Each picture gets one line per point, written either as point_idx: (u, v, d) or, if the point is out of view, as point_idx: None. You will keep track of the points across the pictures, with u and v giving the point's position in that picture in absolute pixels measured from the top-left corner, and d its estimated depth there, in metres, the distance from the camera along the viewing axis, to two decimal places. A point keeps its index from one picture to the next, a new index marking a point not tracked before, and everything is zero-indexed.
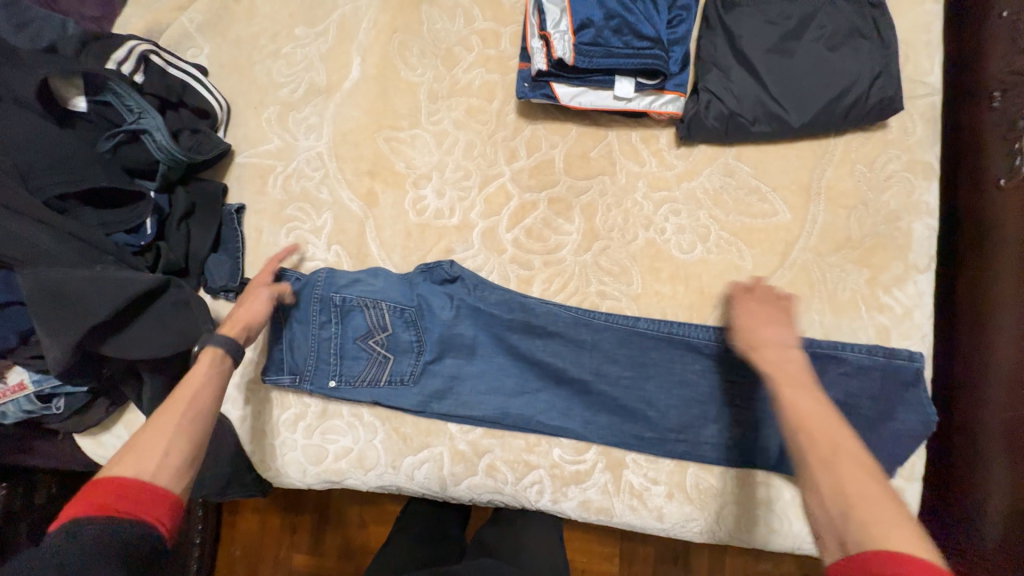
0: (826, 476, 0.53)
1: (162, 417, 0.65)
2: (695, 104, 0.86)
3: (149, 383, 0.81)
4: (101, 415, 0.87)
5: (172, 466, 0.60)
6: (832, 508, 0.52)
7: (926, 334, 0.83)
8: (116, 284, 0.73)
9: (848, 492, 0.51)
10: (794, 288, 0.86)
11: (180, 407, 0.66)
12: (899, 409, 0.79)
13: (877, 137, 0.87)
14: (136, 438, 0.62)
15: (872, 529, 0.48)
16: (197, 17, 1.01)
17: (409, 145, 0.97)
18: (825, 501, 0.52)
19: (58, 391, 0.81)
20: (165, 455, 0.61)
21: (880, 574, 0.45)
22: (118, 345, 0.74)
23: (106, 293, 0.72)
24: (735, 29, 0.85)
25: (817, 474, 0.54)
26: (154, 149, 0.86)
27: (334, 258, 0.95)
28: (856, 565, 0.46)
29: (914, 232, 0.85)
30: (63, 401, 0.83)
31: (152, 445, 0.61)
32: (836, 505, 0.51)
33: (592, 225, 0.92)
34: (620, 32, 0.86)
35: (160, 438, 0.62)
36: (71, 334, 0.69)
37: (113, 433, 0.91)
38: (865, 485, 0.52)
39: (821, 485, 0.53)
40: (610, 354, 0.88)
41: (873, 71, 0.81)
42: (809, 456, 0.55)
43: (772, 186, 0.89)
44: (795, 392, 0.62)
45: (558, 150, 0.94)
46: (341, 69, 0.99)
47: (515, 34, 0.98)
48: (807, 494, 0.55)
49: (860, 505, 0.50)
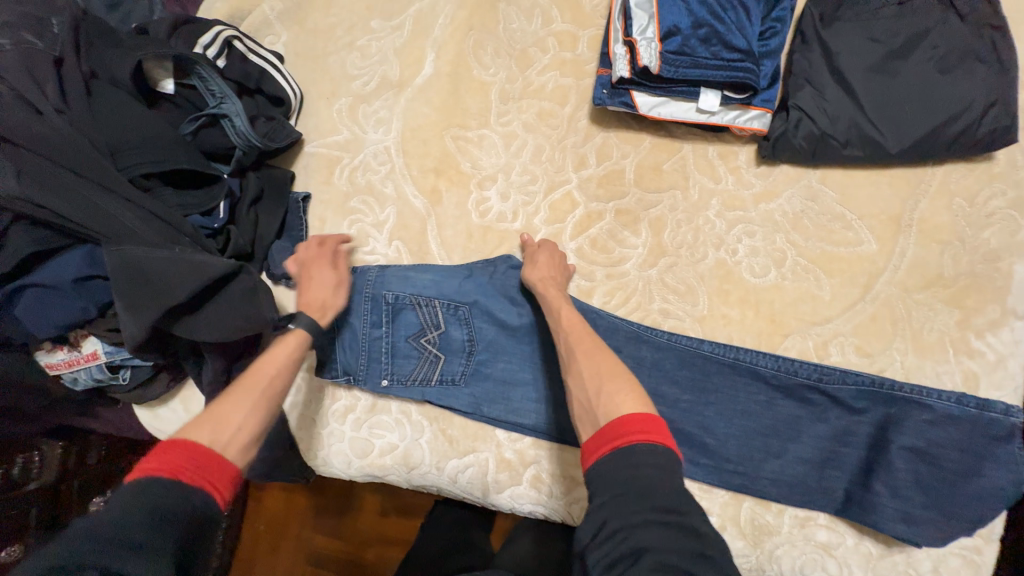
0: (587, 366, 0.67)
1: (243, 389, 0.67)
2: (784, 123, 0.82)
3: (212, 363, 0.83)
4: (161, 390, 0.89)
5: (241, 442, 0.61)
6: (589, 389, 0.64)
7: (1020, 386, 0.77)
8: (194, 268, 0.74)
9: (603, 375, 0.65)
10: (874, 324, 0.81)
11: (259, 387, 0.68)
12: (987, 465, 0.73)
13: (981, 170, 0.81)
14: (219, 404, 0.64)
15: (615, 400, 0.60)
16: (277, 5, 1.02)
17: (476, 145, 0.95)
18: (587, 385, 0.65)
19: (128, 362, 0.84)
20: (238, 430, 0.62)
21: (622, 434, 0.56)
22: (191, 326, 0.76)
23: (185, 277, 0.73)
24: (834, 45, 0.80)
25: (577, 364, 0.68)
26: (232, 135, 0.88)
27: (394, 253, 0.95)
28: (613, 432, 0.57)
29: (1016, 274, 0.79)
30: (129, 372, 0.86)
31: (233, 414, 0.63)
32: (596, 385, 0.64)
33: (660, 240, 0.89)
34: (709, 41, 0.82)
35: (235, 408, 0.64)
36: (150, 313, 0.71)
37: (169, 407, 0.94)
38: (601, 368, 0.66)
39: (585, 372, 0.66)
40: (669, 374, 0.84)
41: (987, 99, 0.75)
42: (579, 352, 0.69)
43: (858, 215, 0.84)
44: (563, 303, 0.78)
45: (629, 160, 0.91)
46: (414, 64, 0.98)
47: (593, 38, 0.95)
48: (575, 385, 0.67)
49: (612, 382, 0.63)
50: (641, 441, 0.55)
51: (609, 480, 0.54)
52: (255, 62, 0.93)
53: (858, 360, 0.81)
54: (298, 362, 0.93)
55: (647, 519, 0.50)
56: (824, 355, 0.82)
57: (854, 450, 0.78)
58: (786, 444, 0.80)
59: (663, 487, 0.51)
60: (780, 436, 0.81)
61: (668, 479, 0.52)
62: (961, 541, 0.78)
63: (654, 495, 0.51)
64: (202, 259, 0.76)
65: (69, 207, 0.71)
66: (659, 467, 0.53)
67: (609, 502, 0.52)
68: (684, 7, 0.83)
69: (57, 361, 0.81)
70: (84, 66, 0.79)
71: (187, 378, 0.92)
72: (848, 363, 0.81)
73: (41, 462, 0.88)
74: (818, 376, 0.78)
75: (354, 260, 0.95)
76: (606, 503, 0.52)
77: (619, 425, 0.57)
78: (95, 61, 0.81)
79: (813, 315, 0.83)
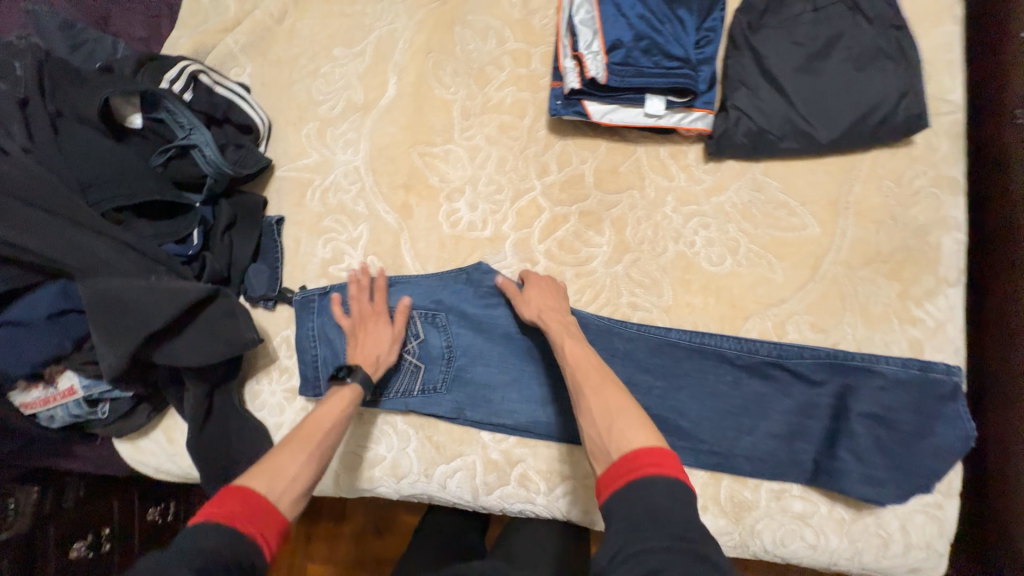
0: (597, 403, 0.69)
1: (298, 443, 0.71)
2: (725, 122, 0.89)
3: (193, 389, 0.84)
4: (142, 421, 0.89)
5: (294, 491, 0.66)
6: (600, 424, 0.67)
7: (959, 348, 0.83)
8: (170, 294, 0.76)
9: (613, 411, 0.67)
10: (825, 301, 0.87)
11: (312, 442, 0.73)
12: (937, 423, 0.79)
13: (904, 154, 0.89)
14: (275, 457, 0.69)
15: (626, 435, 0.63)
16: (241, 38, 1.06)
17: (443, 160, 1.00)
18: (599, 422, 0.67)
19: (106, 396, 0.84)
20: (291, 480, 0.66)
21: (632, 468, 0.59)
22: (170, 353, 0.76)
23: (162, 302, 0.75)
24: (762, 49, 0.88)
25: (588, 404, 0.70)
26: (203, 164, 0.89)
27: (369, 268, 0.97)
28: (624, 467, 0.60)
29: (944, 246, 0.86)
30: (108, 405, 0.86)
31: (289, 463, 0.68)
32: (605, 423, 0.66)
33: (623, 237, 0.94)
34: (650, 52, 0.89)
35: (289, 460, 0.69)
36: (128, 342, 0.72)
37: (152, 439, 0.93)
38: (610, 405, 0.68)
39: (594, 410, 0.69)
40: (641, 363, 0.89)
41: (899, 90, 0.84)
42: (586, 390, 0.72)
43: (801, 201, 0.90)
44: (571, 340, 0.79)
45: (588, 165, 0.97)
46: (377, 87, 1.03)
47: (545, 54, 1.01)
48: (586, 423, 0.69)
49: (621, 418, 0.66)
50: (657, 473, 0.58)
51: (624, 511, 0.56)
52: (221, 94, 0.96)
53: (814, 335, 0.86)
54: (279, 383, 0.94)
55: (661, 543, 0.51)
56: (782, 334, 0.87)
57: (818, 420, 0.83)
58: (755, 421, 0.85)
59: (679, 519, 0.54)
60: (750, 413, 0.85)
61: (682, 509, 0.55)
62: (925, 499, 0.82)
63: (673, 522, 0.53)
64: (177, 285, 0.77)
65: (40, 243, 0.71)
66: (671, 496, 0.56)
67: (624, 528, 0.54)
68: (625, 22, 0.90)
69: (32, 400, 0.81)
70: (50, 105, 0.81)
71: (169, 407, 0.91)
72: (804, 340, 0.86)
73: (14, 509, 0.84)
74: (776, 354, 0.84)
75: (330, 277, 0.97)
76: (622, 530, 0.54)
77: (631, 459, 0.60)
78: (61, 100, 0.82)
79: (769, 297, 0.89)
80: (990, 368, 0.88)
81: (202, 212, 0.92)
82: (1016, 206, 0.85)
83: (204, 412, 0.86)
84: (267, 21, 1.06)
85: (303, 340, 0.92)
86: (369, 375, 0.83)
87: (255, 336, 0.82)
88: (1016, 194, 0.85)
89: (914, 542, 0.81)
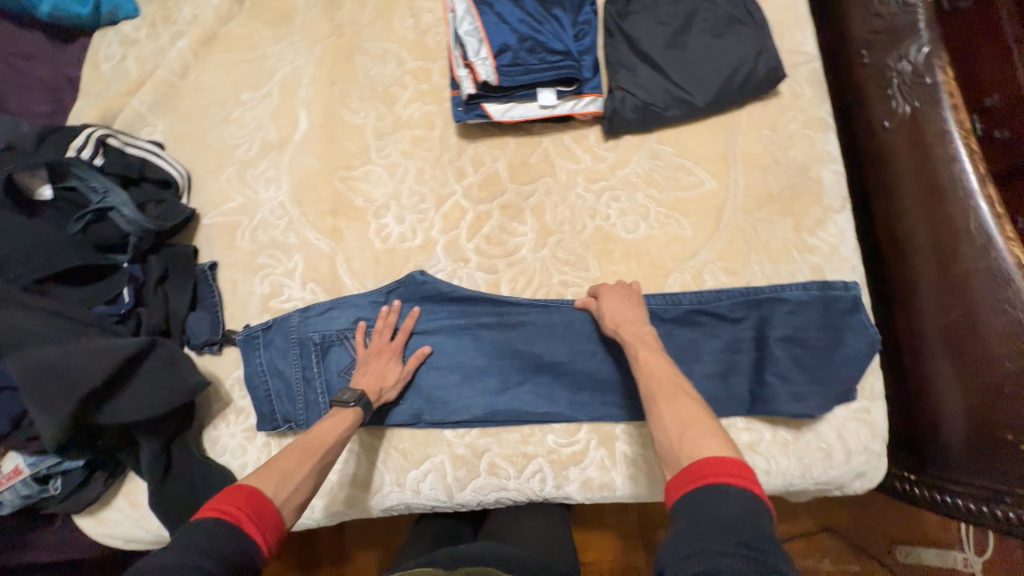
0: (669, 412, 0.69)
1: (301, 451, 0.76)
2: (612, 102, 0.97)
3: (146, 445, 0.84)
4: (99, 490, 0.88)
5: (295, 500, 0.71)
6: (672, 430, 0.67)
7: (854, 265, 0.93)
8: (103, 352, 0.77)
9: (685, 421, 0.67)
10: (732, 246, 0.95)
11: (315, 456, 0.76)
12: (847, 335, 0.87)
13: (774, 104, 0.99)
14: (281, 464, 0.73)
15: (698, 444, 0.64)
16: (146, 98, 1.08)
17: (365, 180, 1.04)
18: (670, 429, 0.68)
19: (55, 470, 0.82)
20: (294, 490, 0.71)
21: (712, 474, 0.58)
22: (114, 411, 0.77)
23: (95, 361, 0.75)
24: (633, 33, 0.98)
25: (659, 408, 0.71)
26: (123, 223, 0.90)
27: (310, 295, 0.99)
28: (703, 471, 0.59)
29: (824, 178, 0.96)
30: (60, 481, 0.84)
31: (293, 475, 0.72)
32: (678, 431, 0.67)
33: (544, 222, 1.00)
34: (534, 50, 0.96)
35: (293, 472, 0.72)
36: (66, 407, 0.72)
37: (115, 507, 0.91)
38: (683, 414, 0.68)
39: (666, 420, 0.69)
40: (581, 335, 0.94)
41: (755, 49, 0.94)
42: (658, 397, 0.72)
43: (695, 161, 0.99)
44: (647, 351, 0.79)
45: (501, 162, 1.03)
46: (289, 123, 1.06)
47: (443, 67, 1.08)
48: (658, 430, 0.70)
49: (694, 426, 0.66)
50: (726, 483, 0.57)
51: (692, 516, 0.56)
52: (134, 154, 0.98)
53: (729, 278, 0.94)
54: (238, 424, 0.94)
55: (728, 548, 0.51)
56: (701, 283, 0.94)
57: (747, 355, 0.90)
58: (692, 366, 0.91)
59: (750, 527, 0.53)
60: (687, 360, 0.91)
61: (754, 523, 0.53)
62: (854, 407, 0.89)
63: (740, 533, 0.52)
64: (112, 343, 0.79)
65: None
66: (746, 509, 0.55)
67: (693, 528, 0.54)
68: (507, 27, 0.98)
69: None
70: None
71: (127, 471, 0.90)
72: (721, 284, 0.94)
73: None
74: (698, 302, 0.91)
75: (272, 311, 0.98)
76: (688, 529, 0.54)
77: (713, 464, 0.59)
78: None
79: (683, 252, 0.96)
80: (889, 278, 0.97)
81: (130, 270, 0.93)
82: (886, 135, 0.95)
83: (163, 466, 0.86)
84: (171, 78, 1.09)
85: (255, 378, 0.93)
86: (371, 401, 0.87)
87: (201, 379, 0.84)
88: (887, 125, 0.95)
89: (853, 448, 0.88)
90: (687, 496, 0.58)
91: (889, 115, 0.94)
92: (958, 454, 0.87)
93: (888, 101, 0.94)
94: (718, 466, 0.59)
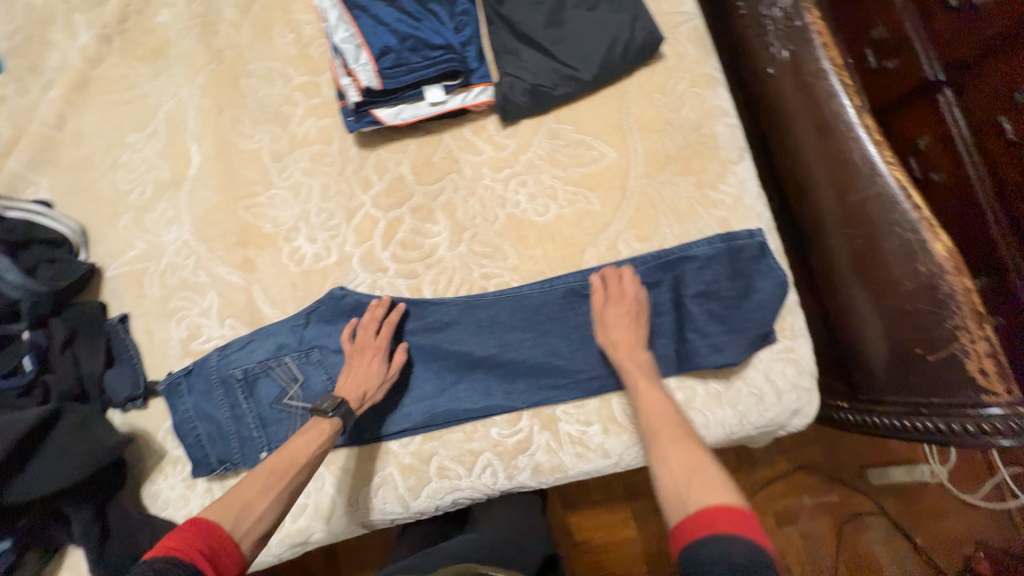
0: (674, 457, 0.70)
1: (266, 478, 0.74)
2: (502, 90, 0.97)
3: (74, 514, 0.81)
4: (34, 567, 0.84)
5: (254, 534, 0.69)
6: (676, 481, 0.67)
7: (759, 212, 0.95)
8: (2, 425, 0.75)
9: (691, 468, 0.67)
10: (641, 212, 0.96)
11: (283, 479, 0.75)
12: (756, 279, 0.90)
13: (660, 67, 1.00)
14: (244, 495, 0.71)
15: (705, 492, 0.63)
16: (23, 157, 1.03)
17: (269, 206, 1.01)
18: (676, 471, 0.68)
19: None
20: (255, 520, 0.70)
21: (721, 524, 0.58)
22: (22, 486, 0.74)
23: None
24: (511, 16, 0.97)
25: (659, 449, 0.72)
26: (11, 290, 0.87)
27: (229, 331, 0.96)
28: (707, 519, 0.59)
29: (718, 132, 0.98)
30: None
31: (251, 506, 0.71)
32: (683, 470, 0.67)
33: (456, 220, 0.99)
34: (416, 49, 0.96)
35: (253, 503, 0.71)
36: None
37: None
38: (685, 459, 0.69)
39: (672, 462, 0.69)
40: (506, 325, 0.95)
41: (630, 18, 0.95)
42: (660, 438, 0.74)
43: (594, 135, 1.00)
44: (646, 385, 0.82)
45: (404, 165, 1.02)
46: (182, 160, 1.03)
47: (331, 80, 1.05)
48: (662, 471, 0.69)
49: (700, 473, 0.66)
50: (737, 534, 0.57)
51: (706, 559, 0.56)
52: (15, 217, 0.93)
53: (641, 245, 0.95)
54: (175, 475, 0.92)
55: None
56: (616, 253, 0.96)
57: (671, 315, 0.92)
58: None
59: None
60: None
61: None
62: (777, 347, 0.92)
63: None
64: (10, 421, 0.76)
65: None
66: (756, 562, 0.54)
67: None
68: (385, 29, 0.96)
69: None
70: None
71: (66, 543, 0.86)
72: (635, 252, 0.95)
73: None
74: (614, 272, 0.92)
75: (192, 355, 0.95)
76: None
77: (725, 512, 0.59)
78: None
79: (595, 226, 0.97)
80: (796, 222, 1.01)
81: (32, 338, 0.89)
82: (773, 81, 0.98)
83: (98, 531, 0.83)
84: (48, 131, 1.04)
85: (182, 426, 0.90)
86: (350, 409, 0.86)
87: (119, 436, 0.84)
88: (772, 72, 0.98)
89: (782, 388, 0.90)
90: (700, 545, 0.57)
91: (772, 62, 0.97)
92: (883, 382, 0.88)
93: (767, 49, 0.98)
94: (728, 515, 0.59)
